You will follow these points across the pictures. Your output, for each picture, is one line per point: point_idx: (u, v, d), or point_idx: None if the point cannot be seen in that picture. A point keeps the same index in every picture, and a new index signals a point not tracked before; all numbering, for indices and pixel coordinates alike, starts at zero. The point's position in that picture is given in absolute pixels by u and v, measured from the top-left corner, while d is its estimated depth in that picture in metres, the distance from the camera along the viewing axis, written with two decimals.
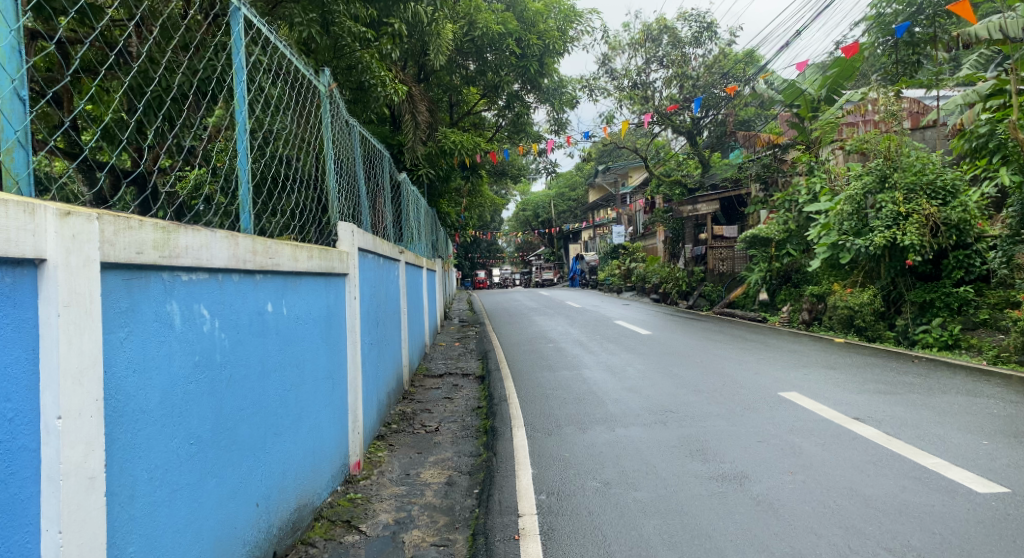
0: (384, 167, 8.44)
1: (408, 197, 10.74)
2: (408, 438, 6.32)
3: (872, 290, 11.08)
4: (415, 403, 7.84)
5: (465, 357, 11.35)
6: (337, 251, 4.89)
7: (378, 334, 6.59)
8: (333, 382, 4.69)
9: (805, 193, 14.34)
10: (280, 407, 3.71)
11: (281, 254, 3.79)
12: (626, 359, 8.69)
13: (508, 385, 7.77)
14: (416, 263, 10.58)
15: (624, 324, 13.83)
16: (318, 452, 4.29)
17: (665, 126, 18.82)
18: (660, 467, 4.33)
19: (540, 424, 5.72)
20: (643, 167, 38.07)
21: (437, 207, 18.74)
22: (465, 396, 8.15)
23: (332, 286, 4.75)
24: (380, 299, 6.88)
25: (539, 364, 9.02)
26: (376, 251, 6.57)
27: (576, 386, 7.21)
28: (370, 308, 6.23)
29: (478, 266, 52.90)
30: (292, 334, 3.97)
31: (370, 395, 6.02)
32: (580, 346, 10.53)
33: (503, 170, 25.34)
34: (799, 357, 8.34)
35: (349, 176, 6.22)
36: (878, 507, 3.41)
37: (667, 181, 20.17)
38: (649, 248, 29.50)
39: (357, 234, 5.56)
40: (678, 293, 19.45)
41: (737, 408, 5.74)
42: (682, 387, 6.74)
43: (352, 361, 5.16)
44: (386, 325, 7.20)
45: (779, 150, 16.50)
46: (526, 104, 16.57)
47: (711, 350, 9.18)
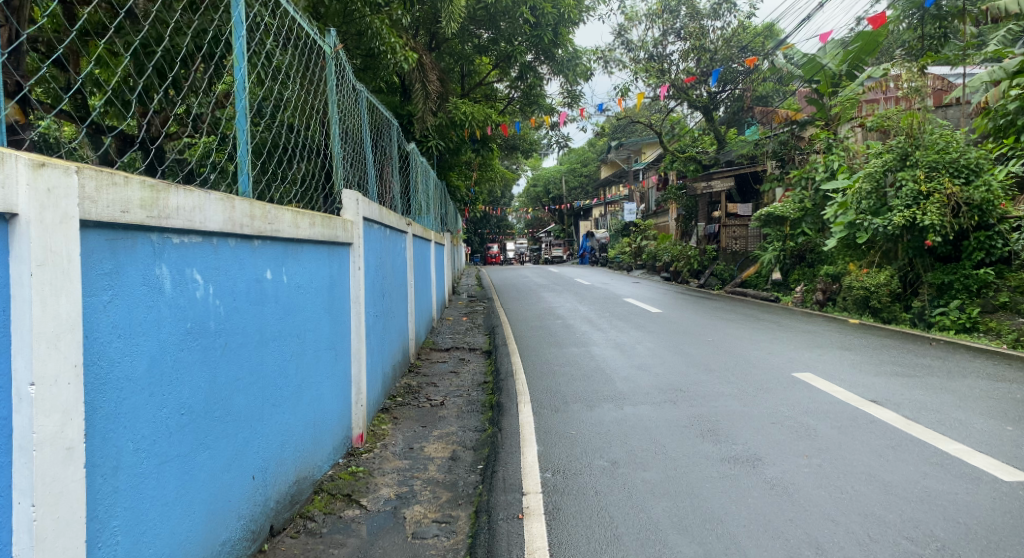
0: (392, 135, 8.23)
1: (416, 167, 10.53)
2: (412, 411, 6.23)
3: (889, 271, 10.84)
4: (420, 376, 7.76)
5: (473, 332, 11.25)
6: (341, 219, 4.74)
7: (383, 306, 6.46)
8: (336, 353, 4.58)
9: (822, 171, 14.03)
10: (279, 378, 3.61)
11: (281, 220, 3.65)
12: (636, 337, 8.56)
13: (515, 361, 7.66)
14: (424, 236, 10.44)
15: (634, 302, 13.68)
16: (319, 425, 4.20)
17: (681, 100, 18.43)
18: (670, 447, 4.21)
19: (547, 400, 5.60)
20: (657, 144, 37.52)
21: (447, 180, 18.53)
22: (471, 371, 8.05)
23: (335, 255, 4.61)
24: (387, 271, 6.74)
25: (547, 340, 8.90)
26: (382, 222, 6.41)
27: (585, 363, 7.09)
28: (375, 280, 6.09)
29: (488, 241, 52.65)
30: (293, 303, 3.84)
31: (374, 368, 5.92)
32: (589, 323, 10.39)
33: (514, 144, 25.04)
34: (813, 337, 8.16)
35: (355, 144, 6.02)
36: (898, 494, 3.27)
37: (681, 157, 19.86)
38: (661, 226, 29.17)
39: (362, 202, 5.39)
40: (689, 272, 19.23)
41: (750, 388, 5.60)
42: (693, 365, 6.60)
43: (356, 332, 5.04)
44: (393, 298, 7.08)
45: (797, 126, 16.13)
46: (539, 75, 16.24)
47: (722, 329, 9.02)
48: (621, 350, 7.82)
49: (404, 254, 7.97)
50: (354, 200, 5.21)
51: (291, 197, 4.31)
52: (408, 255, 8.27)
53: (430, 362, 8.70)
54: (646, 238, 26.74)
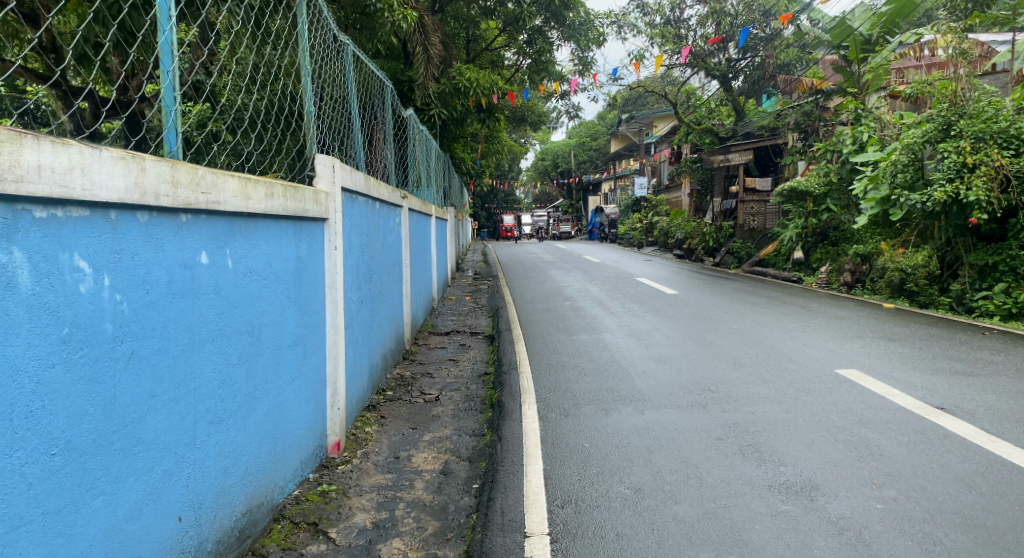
0: (385, 99, 7.36)
1: (415, 136, 9.69)
2: (402, 409, 5.52)
3: (926, 251, 9.99)
4: (415, 365, 7.05)
5: (475, 313, 10.53)
6: (312, 189, 3.93)
7: (370, 289, 5.69)
8: (306, 349, 3.84)
9: (849, 142, 13.09)
10: (222, 388, 2.88)
11: (222, 189, 2.87)
12: (653, 322, 7.81)
13: (519, 350, 6.91)
14: (423, 211, 9.65)
15: (647, 281, 12.89)
16: (280, 438, 3.49)
17: (698, 68, 17.44)
18: (705, 468, 3.48)
19: (555, 401, 4.87)
20: (670, 117, 36.35)
21: (451, 152, 17.67)
22: (472, 360, 7.34)
23: (304, 233, 3.83)
24: (375, 248, 5.96)
25: (555, 326, 8.16)
26: (368, 193, 5.61)
27: (597, 353, 6.36)
28: (360, 259, 5.31)
29: (494, 217, 51.76)
30: (243, 292, 3.09)
31: (359, 360, 5.19)
32: (600, 305, 9.64)
33: (521, 116, 24.09)
34: (850, 325, 7.37)
35: (336, 104, 5.15)
36: (1010, 549, 2.55)
37: (696, 129, 18.93)
38: (673, 202, 28.22)
39: (340, 168, 4.56)
40: (704, 250, 18.41)
41: (790, 389, 4.86)
42: (720, 358, 5.85)
43: (333, 323, 4.28)
44: (383, 279, 6.31)
45: (822, 96, 15.12)
46: (549, 41, 15.36)
47: (746, 314, 8.23)
48: (637, 337, 7.09)
49: (398, 230, 7.21)
50: (331, 166, 4.37)
51: (245, 163, 3.51)
52: (403, 231, 7.49)
53: (428, 349, 7.97)
54: (657, 214, 25.82)
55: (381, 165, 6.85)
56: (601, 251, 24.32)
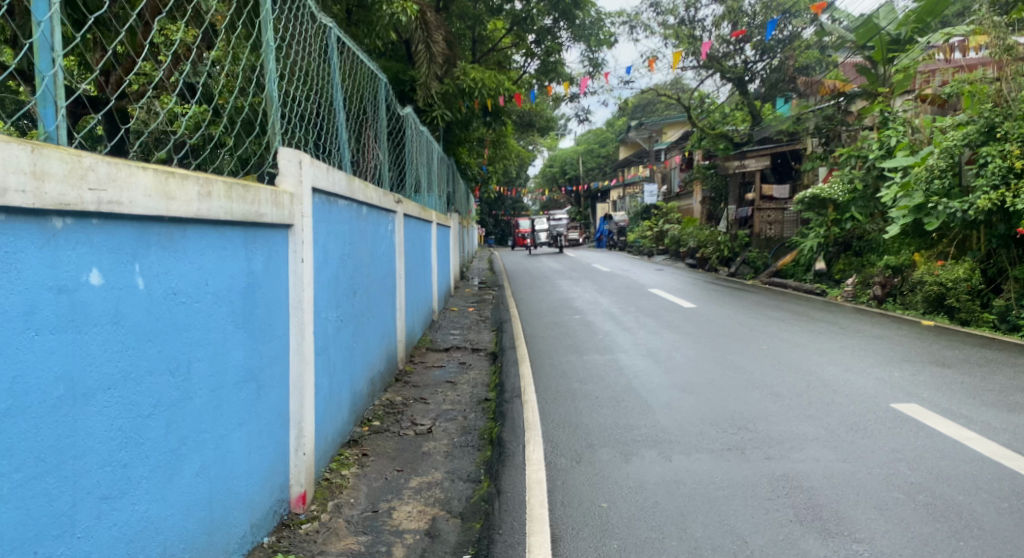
0: (378, 92, 6.65)
1: (414, 136, 9.07)
2: (388, 444, 4.80)
3: (968, 264, 9.16)
4: (408, 388, 6.34)
5: (478, 327, 9.84)
6: (270, 189, 3.25)
7: (354, 305, 4.99)
8: (260, 386, 3.16)
9: (876, 147, 12.35)
10: (125, 446, 2.22)
11: (124, 186, 2.21)
12: (673, 341, 7.07)
13: (523, 373, 6.18)
14: (422, 218, 8.98)
15: (660, 293, 12.13)
16: (220, 499, 2.79)
17: (714, 70, 16.73)
18: (756, 545, 2.75)
19: (565, 441, 4.14)
20: (680, 124, 35.65)
21: (455, 156, 17.04)
22: (471, 381, 6.62)
23: (259, 243, 3.17)
24: (362, 259, 5.27)
25: (564, 344, 7.44)
26: (352, 197, 4.93)
27: (612, 378, 5.65)
28: (341, 271, 4.62)
29: (500, 225, 51.09)
30: (164, 320, 2.44)
31: (338, 389, 4.50)
32: (612, 320, 8.90)
33: (529, 120, 23.50)
34: (893, 346, 6.60)
35: (314, 92, 4.46)
36: None
37: (711, 134, 18.20)
38: (684, 209, 27.48)
39: (312, 165, 3.85)
40: (718, 260, 17.64)
41: (842, 428, 4.11)
42: (755, 387, 5.10)
43: (301, 352, 3.60)
44: (372, 294, 5.62)
45: (845, 99, 14.45)
46: (558, 39, 14.83)
47: (773, 332, 7.47)
48: (656, 359, 6.35)
49: (391, 238, 6.54)
50: (301, 162, 3.65)
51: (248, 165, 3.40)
52: (397, 239, 6.82)
53: (424, 368, 7.28)
54: (667, 222, 25.10)
55: (372, 165, 6.17)
56: (609, 260, 23.53)
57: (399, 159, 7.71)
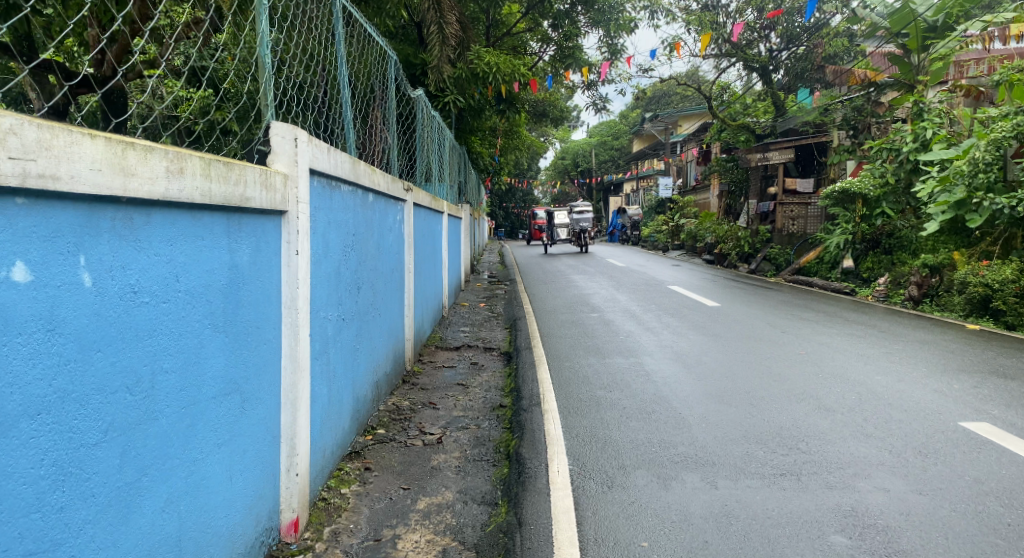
0: (388, 72, 6.20)
1: (425, 121, 8.65)
2: (394, 457, 4.34)
3: (1016, 263, 8.55)
4: (417, 391, 5.89)
5: (490, 324, 9.39)
6: (260, 169, 2.79)
7: (358, 302, 4.54)
8: (243, 398, 2.70)
9: (910, 140, 11.72)
10: (62, 485, 1.76)
11: (68, 154, 1.75)
12: (701, 344, 6.57)
13: (542, 377, 5.70)
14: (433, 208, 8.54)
15: (681, 291, 11.58)
16: (191, 538, 2.33)
17: (736, 58, 16.15)
18: None
19: (594, 461, 3.68)
20: (697, 117, 34.92)
21: (467, 146, 16.57)
22: (484, 385, 6.16)
23: (244, 231, 2.70)
24: (368, 251, 4.82)
25: (584, 344, 6.97)
26: (357, 183, 4.47)
27: (640, 385, 5.18)
28: (343, 265, 4.15)
29: (511, 217, 50.54)
30: (121, 326, 1.97)
31: (338, 396, 4.05)
32: (633, 319, 8.41)
33: (542, 111, 23.00)
34: (944, 353, 6.07)
35: (316, 66, 4.02)
36: None
37: (732, 125, 17.62)
38: (701, 204, 26.84)
39: (312, 144, 3.39)
40: (738, 256, 17.06)
41: (909, 451, 3.62)
42: (800, 399, 4.62)
43: (294, 357, 3.12)
44: (379, 290, 5.20)
45: (875, 90, 13.72)
46: (576, 23, 14.39)
47: (810, 335, 6.95)
48: (685, 363, 5.87)
49: (400, 230, 6.11)
50: (300, 140, 3.18)
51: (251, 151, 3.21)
52: (406, 231, 6.37)
53: (433, 369, 6.83)
54: (684, 216, 24.50)
55: (380, 148, 5.73)
56: (623, 254, 22.95)
57: (411, 145, 7.29)
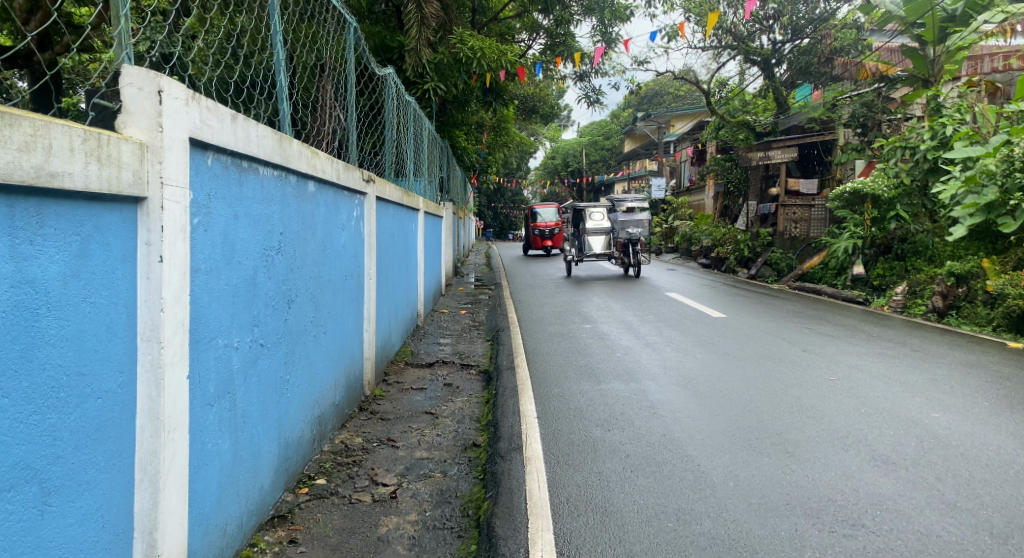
0: (348, 41, 5.22)
1: (399, 105, 7.73)
2: (331, 522, 3.33)
3: None
4: (375, 424, 4.89)
5: (470, 335, 8.43)
6: (79, 130, 1.79)
7: (289, 320, 3.54)
8: (36, 491, 1.68)
9: (928, 137, 10.98)
10: None
11: None
12: (713, 366, 5.64)
13: (526, 408, 4.71)
14: (406, 204, 7.58)
15: (681, 298, 10.64)
16: None
17: (737, 51, 15.37)
18: None
19: (591, 547, 2.72)
20: (690, 116, 34.17)
21: (452, 141, 15.66)
22: (458, 413, 5.17)
23: (43, 225, 1.69)
24: (306, 256, 3.85)
25: (575, 363, 6.03)
26: (287, 170, 3.48)
27: (645, 421, 4.24)
28: (262, 273, 3.14)
29: (501, 218, 49.62)
30: None
31: (252, 451, 3.04)
32: (631, 333, 7.45)
33: (532, 106, 22.14)
34: (998, 378, 5.17)
35: (223, 9, 3.06)
36: None
37: (731, 122, 16.82)
38: (695, 204, 26.02)
39: (200, 105, 2.40)
40: (738, 260, 16.23)
41: (1015, 535, 2.68)
42: (845, 446, 3.70)
43: (153, 413, 2.10)
44: (323, 302, 4.22)
45: (885, 84, 12.94)
46: (568, 10, 13.50)
47: (836, 354, 6.03)
48: (694, 391, 4.93)
49: (358, 230, 5.13)
50: (175, 96, 2.18)
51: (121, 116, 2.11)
52: (366, 231, 5.38)
53: (399, 393, 5.84)
54: (678, 217, 23.64)
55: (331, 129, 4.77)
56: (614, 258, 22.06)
57: (376, 130, 6.36)
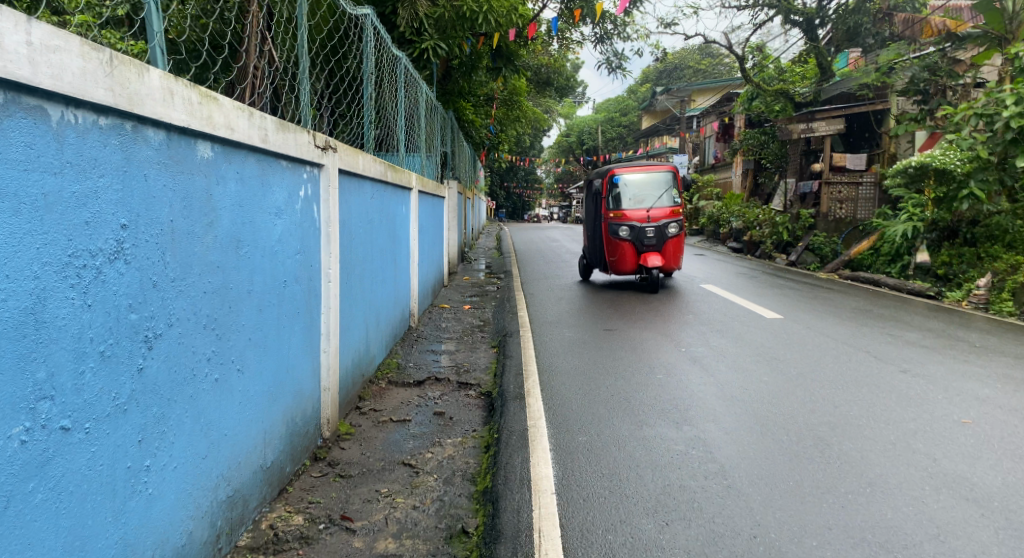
0: None
1: (383, 61, 6.30)
2: None
3: None
4: (326, 488, 3.51)
5: (473, 339, 7.06)
6: None
7: (148, 369, 2.13)
8: None
9: (1011, 102, 9.00)
10: None
11: None
12: (796, 403, 4.22)
13: (540, 472, 3.31)
14: (392, 182, 6.13)
15: (721, 291, 9.22)
16: None
17: (775, 10, 13.78)
18: None
19: None
20: (712, 89, 32.49)
21: (458, 112, 14.28)
22: (447, 468, 3.76)
23: None
24: (192, 260, 2.43)
25: (602, 389, 4.63)
26: (136, 118, 2.05)
27: (713, 507, 2.85)
28: (59, 298, 1.74)
29: (514, 197, 48.30)
30: None
31: None
32: (670, 341, 6.02)
33: (546, 78, 20.84)
34: None
35: None
36: None
37: (768, 91, 15.33)
38: (722, 183, 24.42)
39: None
40: (774, 247, 14.68)
41: None
42: None
43: None
44: (236, 324, 2.81)
45: (952, 43, 11.22)
46: None
47: (947, 381, 4.57)
48: (779, 451, 3.50)
49: (307, 216, 3.71)
50: None
51: None
52: (323, 218, 3.95)
53: (374, 429, 4.47)
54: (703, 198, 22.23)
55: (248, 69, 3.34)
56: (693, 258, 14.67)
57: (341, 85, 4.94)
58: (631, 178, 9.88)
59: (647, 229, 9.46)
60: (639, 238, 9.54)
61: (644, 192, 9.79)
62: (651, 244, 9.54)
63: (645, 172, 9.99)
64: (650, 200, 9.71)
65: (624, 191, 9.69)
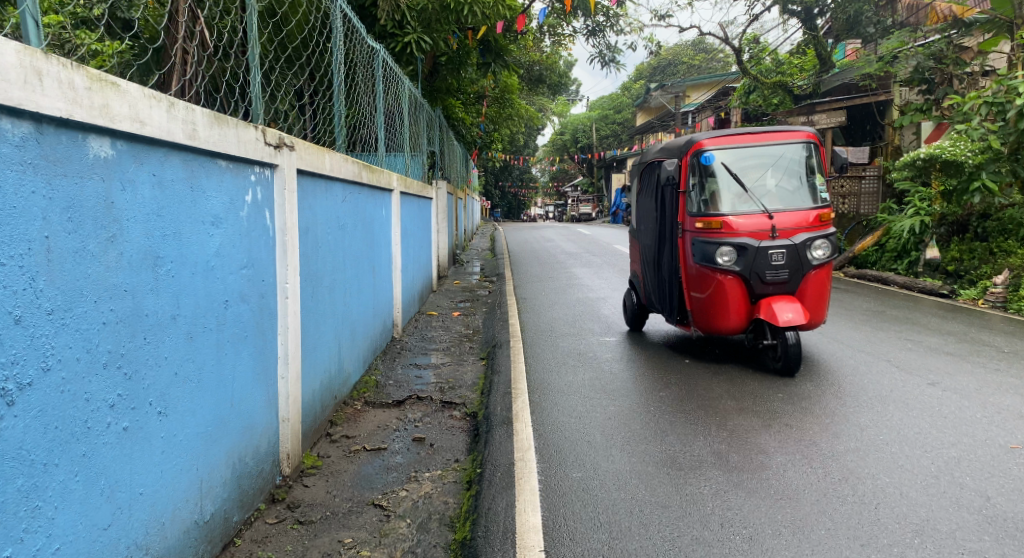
0: None
1: (357, 52, 5.81)
2: None
3: None
4: (281, 541, 3.01)
5: (460, 350, 6.57)
6: None
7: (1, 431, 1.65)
8: None
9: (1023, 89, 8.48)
10: None
11: None
12: (818, 427, 3.74)
13: (528, 522, 2.82)
14: (368, 183, 5.63)
15: None
16: None
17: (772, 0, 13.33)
18: None
19: None
20: (707, 85, 32.05)
21: (446, 111, 13.81)
22: (423, 511, 3.27)
23: None
24: (83, 285, 1.94)
25: (599, 411, 4.15)
26: None
27: None
28: None
29: (508, 197, 47.85)
30: None
31: None
32: (671, 351, 5.54)
33: (538, 75, 20.40)
34: None
35: None
36: None
37: (766, 84, 14.89)
38: None
39: None
40: None
41: None
42: None
43: None
44: (154, 358, 2.32)
45: (958, 30, 10.75)
46: None
47: (983, 397, 4.10)
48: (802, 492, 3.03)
49: (255, 225, 3.21)
50: None
51: None
52: (276, 225, 3.45)
53: (344, 461, 3.98)
54: None
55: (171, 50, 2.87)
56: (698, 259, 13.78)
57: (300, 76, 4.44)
58: (734, 157, 5.48)
59: (772, 248, 5.09)
60: (755, 269, 5.14)
61: (753, 182, 5.41)
62: (777, 280, 5.13)
63: (757, 145, 5.54)
64: (765, 197, 5.37)
65: (720, 180, 5.40)
